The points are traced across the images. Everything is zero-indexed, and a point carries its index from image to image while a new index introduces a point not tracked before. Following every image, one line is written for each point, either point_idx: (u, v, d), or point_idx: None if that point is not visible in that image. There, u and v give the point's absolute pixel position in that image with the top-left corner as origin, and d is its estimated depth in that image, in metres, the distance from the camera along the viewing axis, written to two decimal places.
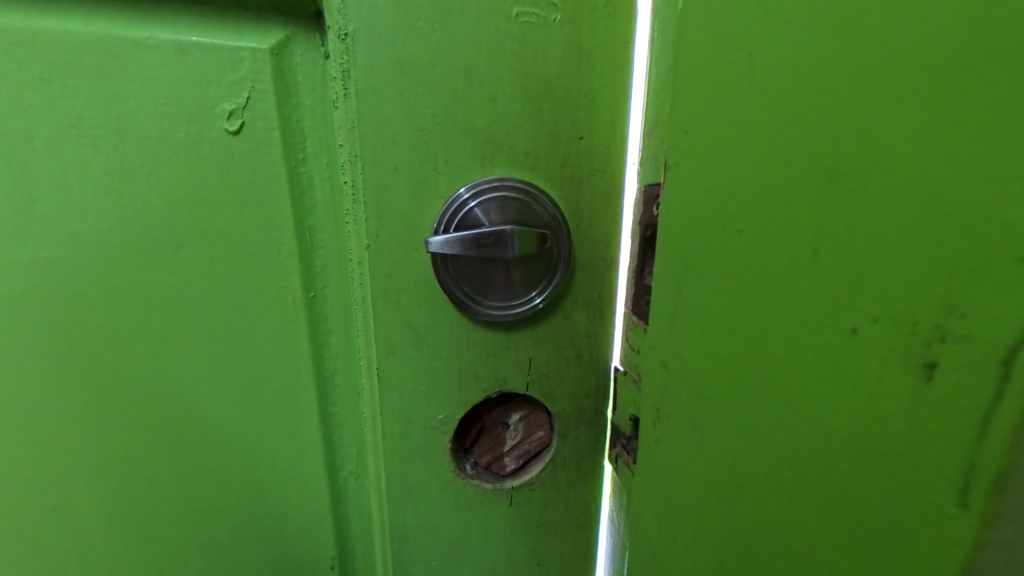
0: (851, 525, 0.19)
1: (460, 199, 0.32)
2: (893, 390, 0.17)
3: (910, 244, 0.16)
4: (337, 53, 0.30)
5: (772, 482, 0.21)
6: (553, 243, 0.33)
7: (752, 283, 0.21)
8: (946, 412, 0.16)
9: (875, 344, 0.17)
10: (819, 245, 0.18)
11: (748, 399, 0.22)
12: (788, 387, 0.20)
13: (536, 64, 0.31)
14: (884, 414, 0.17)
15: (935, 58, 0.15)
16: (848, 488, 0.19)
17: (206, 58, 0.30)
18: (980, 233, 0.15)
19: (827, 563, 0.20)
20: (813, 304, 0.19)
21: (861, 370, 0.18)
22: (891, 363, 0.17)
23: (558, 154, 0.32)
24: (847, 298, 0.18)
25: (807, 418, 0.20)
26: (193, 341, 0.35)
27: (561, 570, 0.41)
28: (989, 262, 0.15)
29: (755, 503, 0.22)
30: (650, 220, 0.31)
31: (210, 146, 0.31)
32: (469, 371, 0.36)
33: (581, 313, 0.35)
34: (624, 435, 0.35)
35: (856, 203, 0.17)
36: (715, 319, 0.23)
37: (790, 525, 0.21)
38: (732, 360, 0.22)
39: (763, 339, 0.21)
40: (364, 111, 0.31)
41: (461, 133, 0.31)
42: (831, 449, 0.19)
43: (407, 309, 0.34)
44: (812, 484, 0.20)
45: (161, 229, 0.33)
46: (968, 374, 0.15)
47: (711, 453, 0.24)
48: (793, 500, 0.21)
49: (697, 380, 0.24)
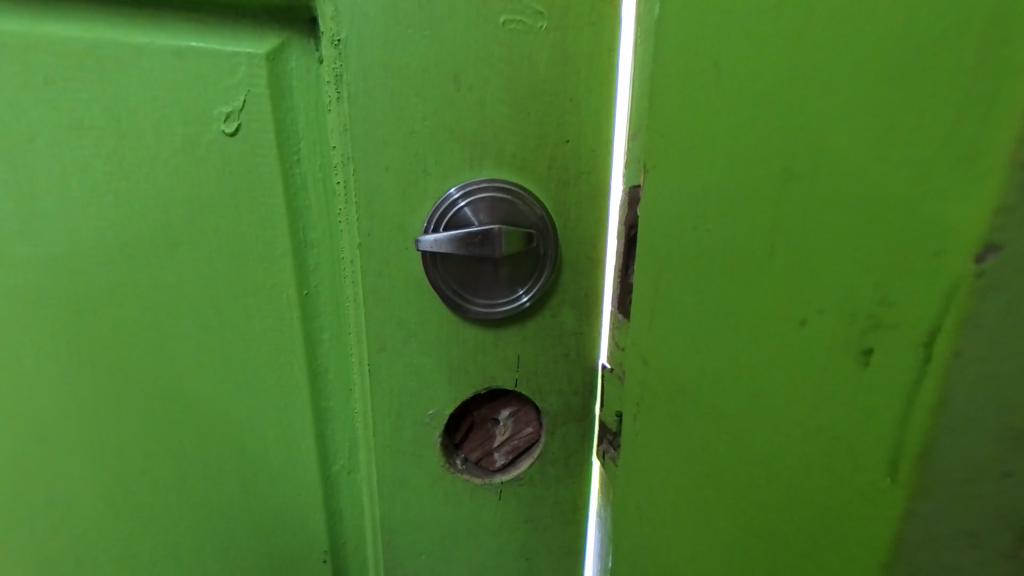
0: (811, 499, 0.20)
1: (450, 199, 0.33)
2: (841, 371, 0.18)
3: (854, 238, 0.17)
4: (330, 58, 0.31)
5: (742, 463, 0.23)
6: (540, 243, 0.34)
7: (722, 279, 0.22)
8: (885, 389, 0.17)
9: (825, 330, 0.19)
10: (777, 240, 0.20)
11: (718, 386, 0.23)
12: (752, 371, 0.21)
13: (523, 69, 0.32)
14: (837, 396, 0.19)
15: (880, 74, 0.17)
16: (806, 464, 0.20)
17: (204, 62, 0.31)
18: (910, 225, 0.16)
19: (791, 535, 0.21)
20: (773, 294, 0.20)
21: (814, 354, 0.19)
22: (838, 350, 0.18)
23: (545, 156, 0.33)
24: (805, 290, 0.19)
25: (770, 400, 0.21)
26: (188, 338, 0.36)
27: (549, 565, 0.42)
28: (912, 257, 0.16)
29: (728, 484, 0.23)
30: (634, 221, 0.33)
31: (208, 147, 0.32)
32: (459, 367, 0.37)
33: (567, 311, 0.36)
34: (610, 432, 0.36)
35: (810, 198, 0.19)
36: (688, 313, 0.24)
37: (757, 504, 0.22)
38: (704, 351, 0.23)
39: (729, 329, 0.22)
40: (356, 114, 0.32)
41: (450, 136, 0.32)
42: (791, 429, 0.20)
43: (397, 307, 0.35)
44: (775, 463, 0.21)
45: (158, 228, 0.34)
46: (903, 356, 0.17)
47: (685, 440, 0.25)
48: (758, 480, 0.22)
49: (673, 373, 0.25)
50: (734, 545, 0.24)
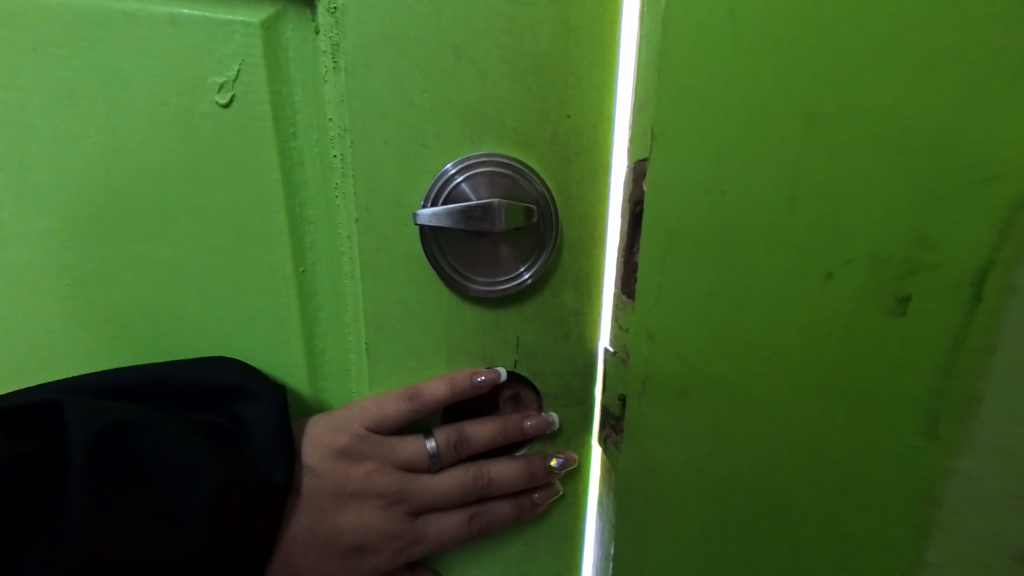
0: (839, 422, 0.24)
1: (447, 174, 0.33)
2: (877, 306, 0.22)
3: (869, 224, 0.21)
4: (327, 27, 0.31)
5: (776, 405, 0.25)
6: (541, 219, 0.33)
7: (738, 245, 0.24)
8: (938, 309, 0.21)
9: (855, 279, 0.22)
10: (799, 189, 0.22)
11: (744, 345, 0.25)
12: (781, 321, 0.24)
13: (525, 40, 0.31)
14: (868, 329, 0.22)
15: None
16: (840, 395, 0.23)
17: (197, 31, 0.30)
18: (968, 160, 0.19)
19: (823, 459, 0.25)
20: (803, 246, 0.23)
21: (846, 299, 0.22)
22: (873, 293, 0.22)
23: (546, 131, 0.33)
24: (838, 254, 0.22)
25: (815, 339, 0.23)
26: (183, 315, 0.35)
27: (549, 549, 0.42)
28: (966, 191, 0.19)
29: (759, 432, 0.26)
30: (639, 196, 0.31)
31: (202, 118, 0.32)
32: (459, 346, 0.36)
33: (568, 291, 0.36)
34: (613, 416, 0.32)
35: (839, 153, 0.21)
36: (698, 288, 0.26)
37: (791, 439, 0.25)
38: (726, 314, 0.25)
39: (752, 290, 0.24)
40: (353, 85, 0.31)
41: (450, 110, 0.32)
42: (827, 368, 0.23)
43: (395, 285, 0.35)
44: (808, 399, 0.24)
45: (152, 201, 0.33)
46: (943, 287, 0.21)
47: (707, 403, 0.27)
48: (797, 418, 0.25)
49: (683, 345, 0.27)
50: (765, 484, 0.26)
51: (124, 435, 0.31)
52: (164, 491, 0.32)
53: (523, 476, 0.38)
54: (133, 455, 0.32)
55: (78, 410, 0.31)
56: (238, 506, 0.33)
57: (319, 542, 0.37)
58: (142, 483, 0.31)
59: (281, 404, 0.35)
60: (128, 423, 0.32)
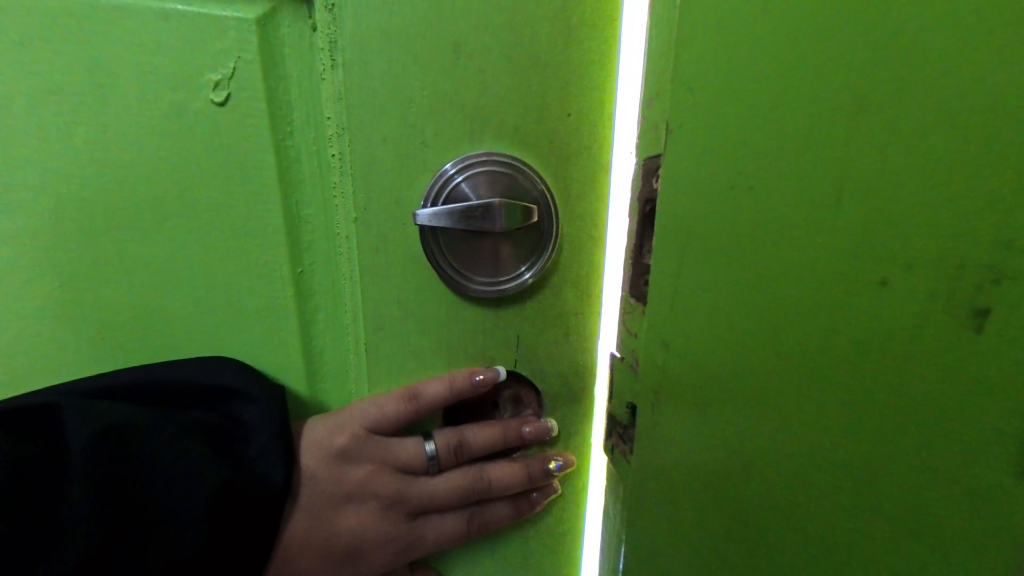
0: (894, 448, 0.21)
1: (447, 174, 0.32)
2: (944, 321, 0.19)
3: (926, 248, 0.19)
4: (325, 23, 0.30)
5: (818, 429, 0.23)
6: (541, 218, 0.33)
7: (767, 250, 0.22)
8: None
9: (911, 288, 0.20)
10: (841, 186, 0.20)
11: (775, 361, 0.23)
12: (820, 336, 0.22)
13: (525, 37, 0.31)
14: (934, 346, 0.20)
15: None
16: (898, 417, 0.21)
17: (190, 26, 0.30)
18: None
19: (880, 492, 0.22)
20: (851, 252, 0.20)
21: (899, 312, 0.20)
22: (939, 304, 0.19)
23: (546, 129, 0.32)
24: (892, 262, 0.20)
25: (863, 354, 0.21)
26: (178, 317, 0.35)
27: (550, 548, 0.42)
28: None
29: (794, 459, 0.23)
30: (650, 195, 0.28)
31: (196, 115, 0.31)
32: (459, 346, 0.36)
33: (569, 290, 0.36)
34: (620, 424, 0.30)
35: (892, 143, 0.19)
36: (716, 295, 0.23)
37: (839, 467, 0.23)
38: (751, 322, 0.23)
39: (784, 299, 0.22)
40: (351, 82, 0.31)
41: (450, 107, 0.31)
42: (878, 387, 0.21)
43: (394, 284, 0.34)
44: (856, 424, 0.22)
45: (145, 201, 0.33)
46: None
47: (732, 426, 0.24)
48: (847, 445, 0.22)
49: (704, 356, 0.24)
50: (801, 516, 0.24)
51: (125, 434, 0.31)
52: (165, 490, 0.31)
53: (522, 479, 0.38)
54: (134, 455, 0.31)
55: (78, 411, 0.30)
56: (238, 513, 0.33)
57: (316, 544, 0.37)
58: (143, 485, 0.31)
59: (281, 403, 0.35)
60: (129, 424, 0.31)
